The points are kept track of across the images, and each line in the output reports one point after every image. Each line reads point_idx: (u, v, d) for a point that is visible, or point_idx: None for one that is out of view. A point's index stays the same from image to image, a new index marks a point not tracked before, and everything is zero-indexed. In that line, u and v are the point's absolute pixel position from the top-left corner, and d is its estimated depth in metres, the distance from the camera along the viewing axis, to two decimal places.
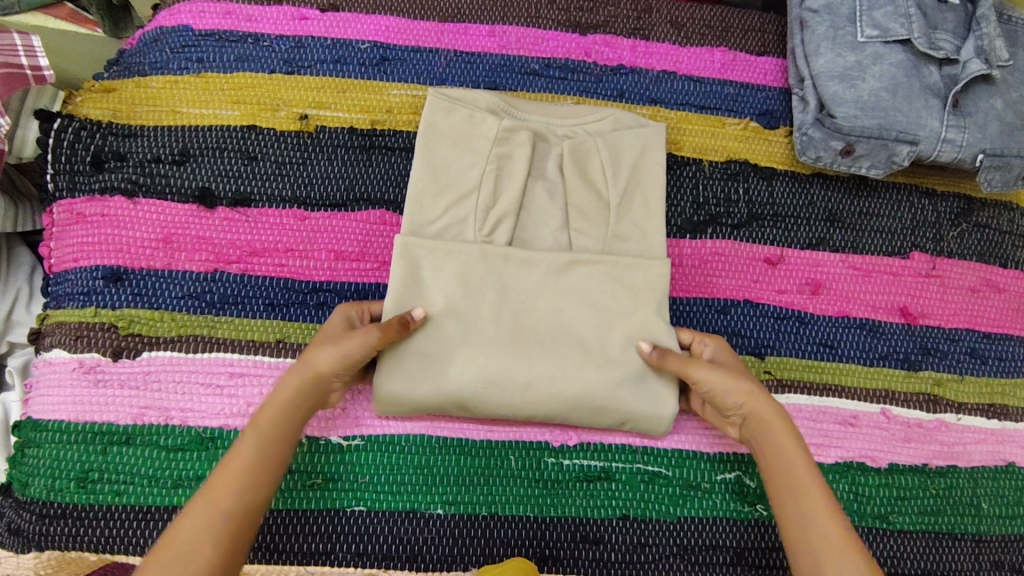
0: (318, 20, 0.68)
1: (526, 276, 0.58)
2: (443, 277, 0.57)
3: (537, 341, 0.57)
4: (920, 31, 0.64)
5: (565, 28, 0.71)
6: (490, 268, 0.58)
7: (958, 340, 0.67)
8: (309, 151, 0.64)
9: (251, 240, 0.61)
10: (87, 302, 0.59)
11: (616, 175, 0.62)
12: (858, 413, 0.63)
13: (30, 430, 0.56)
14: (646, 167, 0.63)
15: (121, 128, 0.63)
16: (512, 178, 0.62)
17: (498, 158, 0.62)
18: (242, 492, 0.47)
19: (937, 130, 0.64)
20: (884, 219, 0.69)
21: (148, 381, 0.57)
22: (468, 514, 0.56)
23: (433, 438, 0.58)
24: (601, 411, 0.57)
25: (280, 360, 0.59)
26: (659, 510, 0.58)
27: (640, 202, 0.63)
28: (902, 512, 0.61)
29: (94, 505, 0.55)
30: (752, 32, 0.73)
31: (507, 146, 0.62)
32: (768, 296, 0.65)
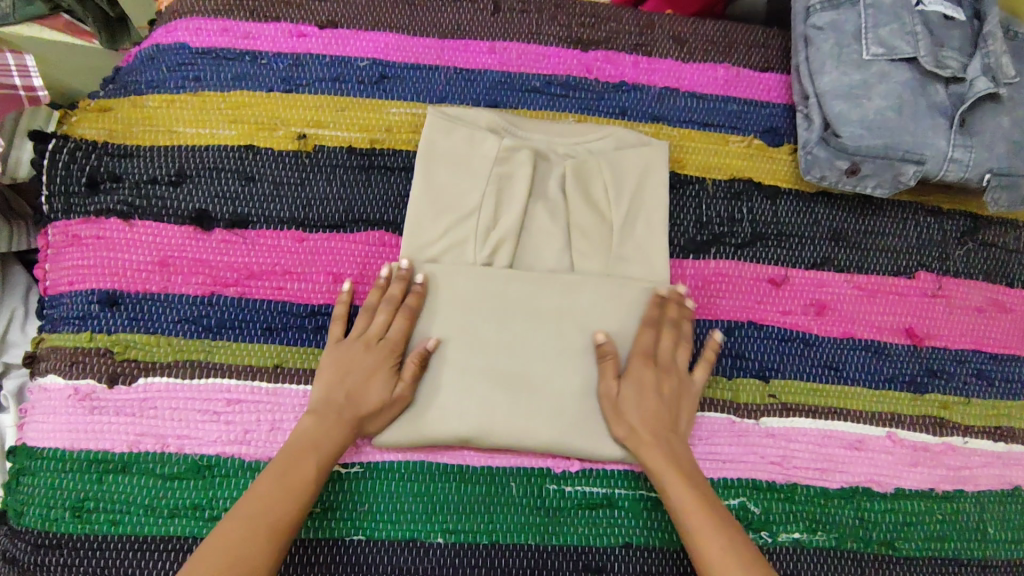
0: (317, 37, 0.67)
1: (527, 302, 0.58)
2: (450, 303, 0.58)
3: (539, 367, 0.57)
4: (927, 49, 0.63)
5: (567, 44, 0.70)
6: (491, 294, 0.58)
7: (965, 361, 0.66)
8: (307, 171, 0.63)
9: (249, 263, 0.60)
10: (83, 327, 0.58)
11: (619, 195, 0.62)
12: (864, 437, 0.62)
13: (25, 458, 0.55)
14: (649, 187, 0.63)
15: (117, 148, 0.62)
16: (513, 198, 0.61)
17: (497, 178, 0.61)
18: (284, 521, 0.48)
19: (944, 149, 0.63)
20: (890, 238, 0.68)
21: (144, 409, 0.56)
22: (469, 542, 0.56)
23: (433, 465, 0.57)
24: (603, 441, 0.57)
25: (277, 385, 0.58)
26: (662, 538, 0.57)
27: (644, 222, 0.62)
28: (908, 537, 0.61)
29: (89, 535, 0.54)
30: (755, 48, 0.72)
31: (509, 166, 0.61)
32: (773, 317, 0.64)
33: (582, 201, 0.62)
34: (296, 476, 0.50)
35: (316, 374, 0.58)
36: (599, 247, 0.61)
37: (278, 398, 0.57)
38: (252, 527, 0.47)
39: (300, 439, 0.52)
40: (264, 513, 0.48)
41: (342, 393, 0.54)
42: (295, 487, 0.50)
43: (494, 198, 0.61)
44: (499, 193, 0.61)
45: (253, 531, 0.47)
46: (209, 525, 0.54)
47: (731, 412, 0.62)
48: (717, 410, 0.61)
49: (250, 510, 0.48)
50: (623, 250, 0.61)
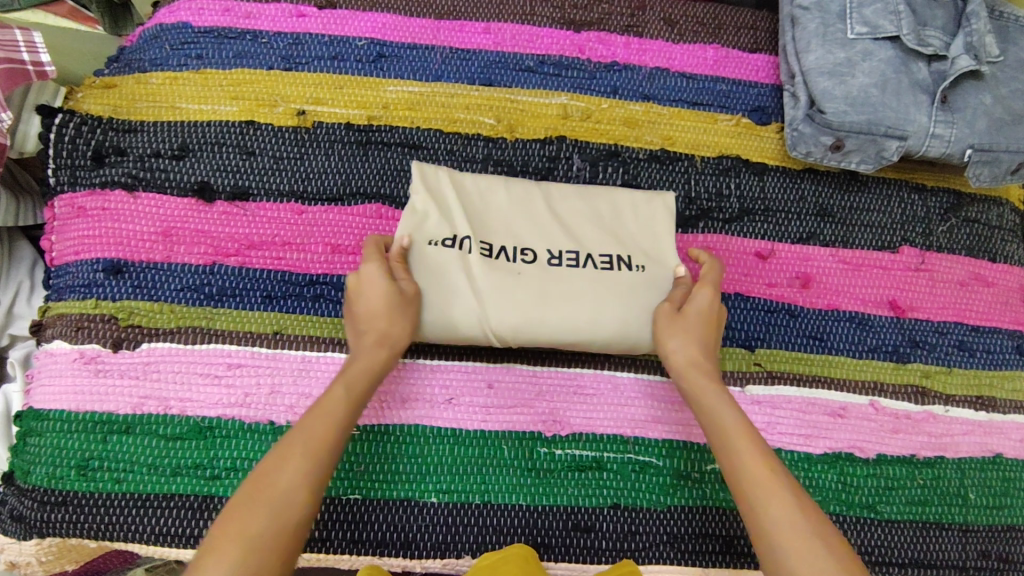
0: (316, 17, 0.69)
1: (529, 284, 0.56)
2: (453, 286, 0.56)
3: (551, 312, 0.55)
4: (909, 28, 0.65)
5: (560, 26, 0.72)
6: (495, 279, 0.56)
7: (947, 333, 0.68)
8: (306, 146, 0.65)
9: (250, 234, 0.62)
10: (88, 294, 0.60)
11: (621, 234, 0.59)
12: (847, 404, 0.64)
13: (32, 420, 0.57)
14: (653, 242, 0.60)
15: (121, 123, 0.64)
16: (511, 233, 0.58)
17: (494, 220, 0.59)
18: (329, 455, 0.48)
19: (925, 125, 0.65)
20: (874, 213, 0.70)
21: (147, 371, 0.58)
22: (462, 502, 0.57)
23: (427, 429, 0.58)
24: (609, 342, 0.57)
25: (276, 351, 0.59)
26: (649, 499, 0.59)
27: (646, 265, 0.58)
28: (889, 501, 0.62)
29: (95, 492, 0.56)
30: (744, 29, 0.74)
31: (504, 207, 0.59)
32: (758, 289, 0.66)
33: (585, 234, 0.59)
34: (328, 409, 0.50)
35: (315, 340, 0.60)
36: (609, 276, 0.57)
37: (277, 362, 0.59)
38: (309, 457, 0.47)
39: (353, 369, 0.53)
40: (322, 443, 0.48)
41: (366, 323, 0.54)
42: (327, 416, 0.50)
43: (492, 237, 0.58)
44: (494, 232, 0.58)
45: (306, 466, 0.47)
46: (210, 484, 0.56)
47: None
48: None
49: (294, 445, 0.48)
50: (634, 282, 0.57)
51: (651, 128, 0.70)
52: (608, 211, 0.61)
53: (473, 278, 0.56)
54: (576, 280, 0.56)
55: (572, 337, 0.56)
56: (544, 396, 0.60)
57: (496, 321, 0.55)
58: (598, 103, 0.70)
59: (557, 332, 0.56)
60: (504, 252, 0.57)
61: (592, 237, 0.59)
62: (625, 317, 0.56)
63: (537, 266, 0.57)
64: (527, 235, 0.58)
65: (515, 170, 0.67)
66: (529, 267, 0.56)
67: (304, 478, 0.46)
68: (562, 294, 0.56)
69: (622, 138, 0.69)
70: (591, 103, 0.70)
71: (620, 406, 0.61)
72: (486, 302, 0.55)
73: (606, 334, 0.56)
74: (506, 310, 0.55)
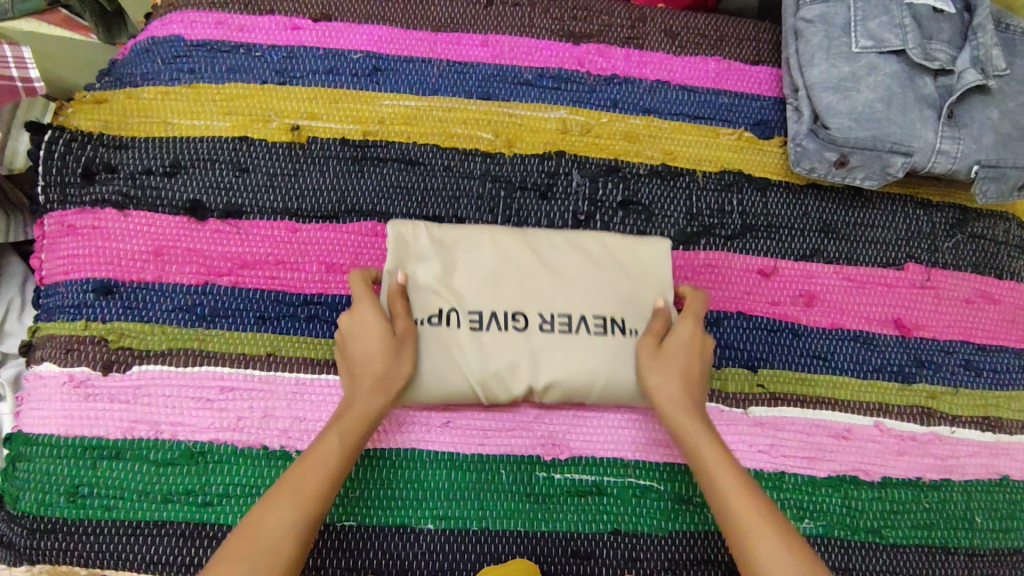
0: (311, 30, 0.68)
1: (521, 343, 0.56)
2: (445, 350, 0.56)
3: (545, 370, 0.56)
4: (915, 41, 0.64)
5: (559, 38, 0.71)
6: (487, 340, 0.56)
7: (953, 352, 0.66)
8: (301, 162, 0.64)
9: (243, 253, 0.61)
10: (78, 315, 0.59)
11: (611, 287, 0.59)
12: (852, 426, 0.63)
13: (20, 445, 0.56)
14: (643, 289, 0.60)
15: (112, 139, 0.63)
16: (500, 295, 0.58)
17: (481, 281, 0.58)
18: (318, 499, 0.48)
19: (931, 140, 0.63)
20: (879, 229, 0.68)
21: (138, 395, 0.57)
22: (458, 528, 0.56)
23: (425, 453, 0.58)
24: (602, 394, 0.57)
25: (270, 373, 0.58)
26: (649, 525, 0.58)
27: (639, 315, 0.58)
28: (895, 525, 0.61)
29: (85, 519, 0.55)
30: (746, 41, 0.73)
31: (491, 268, 0.58)
32: (761, 308, 0.65)
33: (576, 294, 0.58)
34: (314, 463, 0.50)
35: (310, 362, 0.59)
36: (603, 342, 0.57)
37: (271, 385, 0.58)
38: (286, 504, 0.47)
39: (348, 418, 0.52)
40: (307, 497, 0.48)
41: (363, 369, 0.54)
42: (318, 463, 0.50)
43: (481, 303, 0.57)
44: (483, 296, 0.57)
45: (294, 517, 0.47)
46: (202, 511, 0.55)
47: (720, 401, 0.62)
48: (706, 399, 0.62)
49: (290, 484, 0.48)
50: (627, 342, 0.57)
51: (652, 142, 0.69)
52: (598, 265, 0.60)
53: (466, 340, 0.56)
54: (570, 346, 0.56)
55: (566, 389, 0.57)
56: (542, 419, 0.59)
57: (493, 378, 0.56)
58: (598, 117, 0.69)
59: (551, 386, 0.56)
60: (495, 315, 0.57)
61: (583, 296, 0.58)
62: (620, 379, 0.57)
63: (529, 323, 0.57)
64: (517, 295, 0.58)
65: (514, 187, 0.66)
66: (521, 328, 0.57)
67: (289, 528, 0.47)
68: (555, 354, 0.56)
69: (622, 153, 0.68)
70: (590, 118, 0.69)
71: (620, 428, 0.60)
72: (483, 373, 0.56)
73: (601, 387, 0.57)
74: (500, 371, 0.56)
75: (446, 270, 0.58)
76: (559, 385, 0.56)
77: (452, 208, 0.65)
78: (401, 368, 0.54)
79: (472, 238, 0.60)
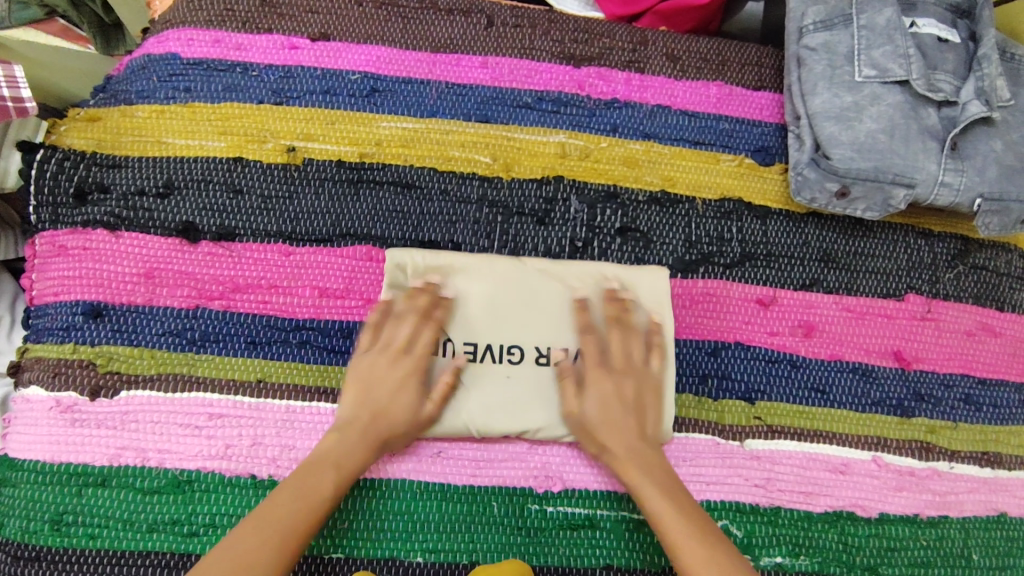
0: (309, 49, 0.67)
1: (512, 383, 0.57)
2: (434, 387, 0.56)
3: (536, 411, 0.57)
4: (919, 72, 0.63)
5: (559, 60, 0.70)
6: (478, 379, 0.57)
7: (952, 386, 0.66)
8: (295, 184, 0.63)
9: (235, 276, 0.60)
10: (66, 338, 0.58)
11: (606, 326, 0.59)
12: (849, 460, 0.62)
13: (6, 470, 0.55)
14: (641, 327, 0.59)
15: (106, 158, 0.62)
16: (496, 328, 0.58)
17: (477, 316, 0.58)
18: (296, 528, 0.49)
19: (934, 172, 0.63)
20: (880, 260, 0.68)
21: (125, 421, 0.56)
22: (449, 561, 0.55)
23: (416, 483, 0.57)
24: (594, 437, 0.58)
25: (259, 401, 0.58)
26: (644, 560, 0.57)
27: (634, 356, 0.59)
28: (892, 563, 0.60)
29: (68, 548, 0.54)
30: (749, 66, 0.72)
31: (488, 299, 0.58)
32: (760, 338, 0.64)
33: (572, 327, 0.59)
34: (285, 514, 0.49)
35: (300, 389, 0.58)
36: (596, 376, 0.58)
37: (261, 413, 0.57)
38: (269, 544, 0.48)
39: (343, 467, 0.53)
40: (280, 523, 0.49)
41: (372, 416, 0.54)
42: (307, 503, 0.50)
43: (475, 336, 0.58)
44: (479, 329, 0.58)
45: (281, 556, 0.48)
46: (189, 541, 0.54)
47: (716, 433, 0.61)
48: (702, 431, 0.61)
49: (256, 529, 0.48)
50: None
51: (652, 168, 0.68)
52: (595, 296, 0.60)
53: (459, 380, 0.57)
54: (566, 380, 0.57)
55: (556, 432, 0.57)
56: (536, 450, 0.58)
57: (484, 419, 0.56)
58: (597, 142, 0.68)
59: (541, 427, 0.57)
60: (489, 351, 0.57)
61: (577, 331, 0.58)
62: None
63: (523, 363, 0.57)
64: (512, 333, 0.58)
65: (511, 212, 0.65)
66: (514, 368, 0.57)
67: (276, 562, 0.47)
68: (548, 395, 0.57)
69: (620, 178, 0.67)
70: (590, 142, 0.68)
71: None
72: (479, 406, 0.56)
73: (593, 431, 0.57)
74: (490, 409, 0.56)
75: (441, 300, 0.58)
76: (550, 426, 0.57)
77: (448, 233, 0.64)
78: (406, 440, 0.55)
79: (471, 266, 0.60)
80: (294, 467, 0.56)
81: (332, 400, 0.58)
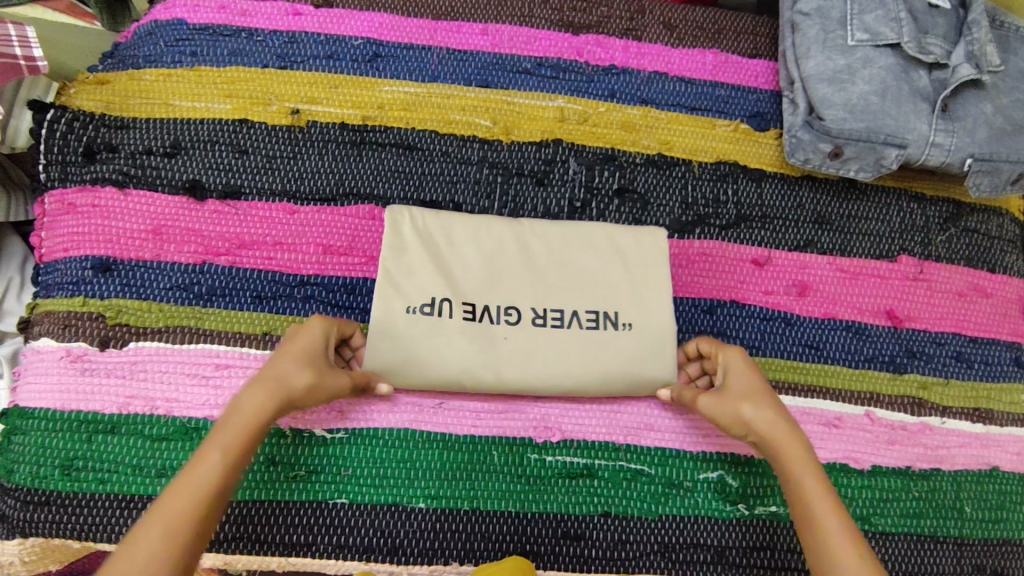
0: (312, 16, 0.69)
1: (510, 341, 0.57)
2: (429, 342, 0.57)
3: (533, 366, 0.57)
4: (911, 35, 0.65)
5: (558, 28, 0.71)
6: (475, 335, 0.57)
7: (944, 344, 0.67)
8: (300, 146, 0.64)
9: (241, 233, 0.61)
10: (76, 292, 0.59)
11: (604, 285, 0.60)
12: (843, 415, 0.63)
13: (17, 418, 0.57)
14: (638, 287, 0.60)
15: (114, 119, 0.63)
16: (493, 287, 0.59)
17: (475, 275, 0.59)
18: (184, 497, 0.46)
19: (925, 133, 0.64)
20: (873, 222, 0.69)
21: (134, 371, 0.58)
22: (449, 508, 0.57)
23: (418, 433, 0.58)
24: (590, 392, 0.59)
25: (265, 352, 0.59)
26: (641, 508, 0.58)
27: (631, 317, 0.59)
28: (884, 514, 0.61)
29: (78, 492, 0.55)
30: (745, 34, 0.74)
31: (487, 259, 0.59)
32: (755, 297, 0.66)
33: (571, 286, 0.59)
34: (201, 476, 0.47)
35: None
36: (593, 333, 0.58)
37: None
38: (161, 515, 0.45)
39: (234, 420, 0.50)
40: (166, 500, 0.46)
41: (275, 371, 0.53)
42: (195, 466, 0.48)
43: (473, 294, 0.58)
44: (478, 288, 0.58)
45: (175, 529, 0.45)
46: None
47: None
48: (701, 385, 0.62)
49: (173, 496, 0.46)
50: (618, 335, 0.58)
51: (649, 132, 0.69)
52: (593, 257, 0.60)
53: (455, 337, 0.57)
54: (565, 335, 0.58)
55: (552, 388, 0.58)
56: (536, 402, 0.60)
57: (480, 374, 0.57)
58: (595, 107, 0.69)
59: (539, 383, 0.57)
60: (487, 310, 0.58)
61: (577, 291, 0.59)
62: (608, 380, 0.58)
63: (521, 324, 0.58)
64: (510, 292, 0.59)
65: (511, 173, 0.66)
66: (512, 327, 0.58)
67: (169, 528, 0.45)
68: (543, 352, 0.57)
69: (618, 142, 0.68)
70: (588, 107, 0.69)
71: (613, 412, 0.60)
72: (479, 361, 0.57)
73: (589, 387, 0.58)
74: (487, 364, 0.57)
75: (442, 259, 0.59)
76: (545, 382, 0.57)
77: (449, 194, 0.65)
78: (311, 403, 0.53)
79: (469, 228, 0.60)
80: (299, 417, 0.57)
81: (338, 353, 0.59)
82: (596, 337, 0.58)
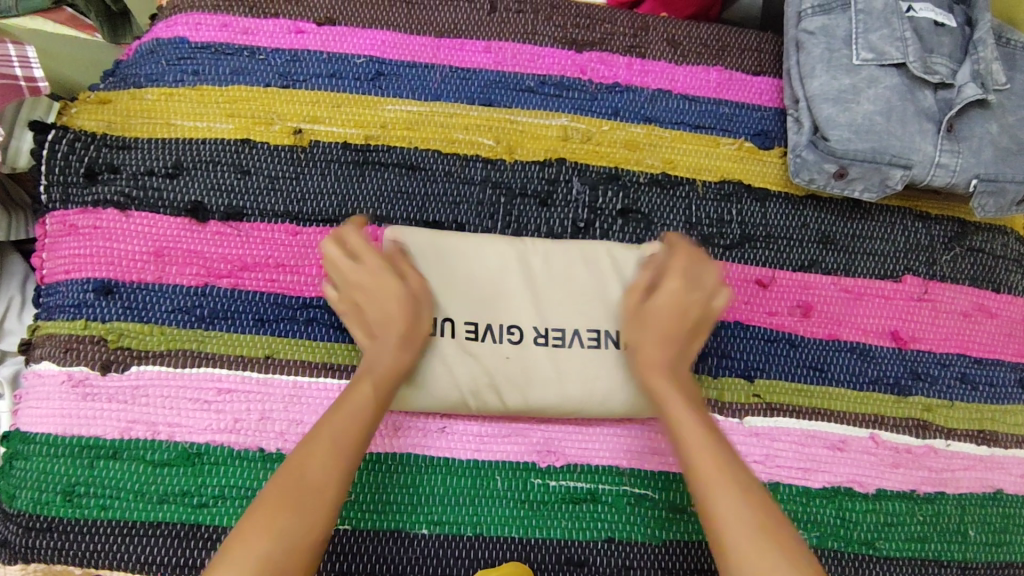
0: (315, 33, 0.68)
1: (511, 363, 0.57)
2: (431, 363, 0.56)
3: (535, 388, 0.57)
4: (917, 54, 0.64)
5: (561, 45, 0.71)
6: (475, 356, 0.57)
7: (948, 365, 0.67)
8: (302, 165, 0.64)
9: (243, 255, 0.61)
10: (78, 314, 0.59)
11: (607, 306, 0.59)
12: (847, 438, 0.63)
13: (19, 442, 0.57)
14: None
15: (116, 140, 0.63)
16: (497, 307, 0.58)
17: (477, 295, 0.58)
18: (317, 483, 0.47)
19: (931, 154, 0.64)
20: (877, 241, 0.69)
21: (136, 395, 0.57)
22: (453, 534, 0.57)
23: (420, 458, 0.58)
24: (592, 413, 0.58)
25: (267, 376, 0.59)
26: (644, 533, 0.58)
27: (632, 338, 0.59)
28: (888, 538, 0.61)
29: (80, 518, 0.55)
30: (748, 51, 0.73)
31: (489, 279, 0.59)
32: (759, 318, 0.65)
33: (574, 307, 0.59)
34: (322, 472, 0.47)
35: (307, 365, 0.59)
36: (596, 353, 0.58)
37: (269, 388, 0.58)
38: (315, 515, 0.45)
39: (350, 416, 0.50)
40: (316, 484, 0.46)
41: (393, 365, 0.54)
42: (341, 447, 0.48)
43: (476, 316, 0.58)
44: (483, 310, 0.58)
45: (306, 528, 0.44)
46: (198, 512, 0.55)
47: (715, 411, 0.62)
48: None
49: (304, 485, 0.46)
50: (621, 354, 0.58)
51: (653, 151, 0.69)
52: (595, 275, 0.60)
53: (456, 359, 0.57)
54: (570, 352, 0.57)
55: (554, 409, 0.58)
56: (538, 426, 0.59)
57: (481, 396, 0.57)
58: (599, 125, 0.69)
59: (540, 404, 0.57)
60: (490, 331, 0.57)
61: (579, 312, 0.58)
62: (610, 402, 0.58)
63: (523, 345, 0.57)
64: (511, 312, 0.58)
65: (514, 193, 0.66)
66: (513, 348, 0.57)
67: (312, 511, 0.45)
68: (546, 374, 0.57)
69: (622, 161, 0.68)
70: (592, 125, 0.69)
71: (615, 435, 0.60)
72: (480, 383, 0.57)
73: (591, 409, 0.58)
74: (489, 385, 0.57)
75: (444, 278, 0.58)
76: (546, 403, 0.57)
77: (452, 214, 0.65)
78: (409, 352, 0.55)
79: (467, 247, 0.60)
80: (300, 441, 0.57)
81: (341, 377, 0.59)
82: (598, 359, 0.58)
